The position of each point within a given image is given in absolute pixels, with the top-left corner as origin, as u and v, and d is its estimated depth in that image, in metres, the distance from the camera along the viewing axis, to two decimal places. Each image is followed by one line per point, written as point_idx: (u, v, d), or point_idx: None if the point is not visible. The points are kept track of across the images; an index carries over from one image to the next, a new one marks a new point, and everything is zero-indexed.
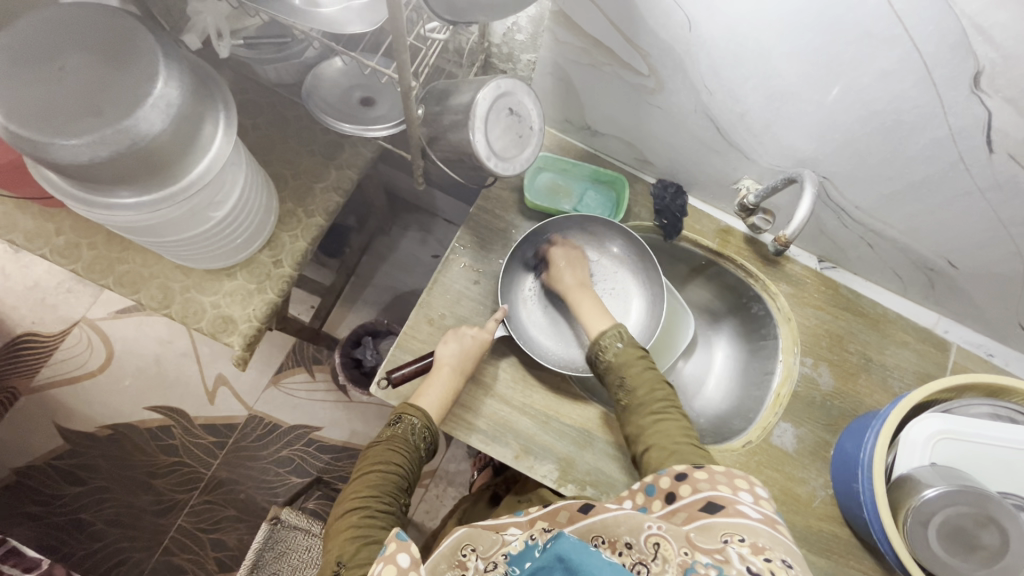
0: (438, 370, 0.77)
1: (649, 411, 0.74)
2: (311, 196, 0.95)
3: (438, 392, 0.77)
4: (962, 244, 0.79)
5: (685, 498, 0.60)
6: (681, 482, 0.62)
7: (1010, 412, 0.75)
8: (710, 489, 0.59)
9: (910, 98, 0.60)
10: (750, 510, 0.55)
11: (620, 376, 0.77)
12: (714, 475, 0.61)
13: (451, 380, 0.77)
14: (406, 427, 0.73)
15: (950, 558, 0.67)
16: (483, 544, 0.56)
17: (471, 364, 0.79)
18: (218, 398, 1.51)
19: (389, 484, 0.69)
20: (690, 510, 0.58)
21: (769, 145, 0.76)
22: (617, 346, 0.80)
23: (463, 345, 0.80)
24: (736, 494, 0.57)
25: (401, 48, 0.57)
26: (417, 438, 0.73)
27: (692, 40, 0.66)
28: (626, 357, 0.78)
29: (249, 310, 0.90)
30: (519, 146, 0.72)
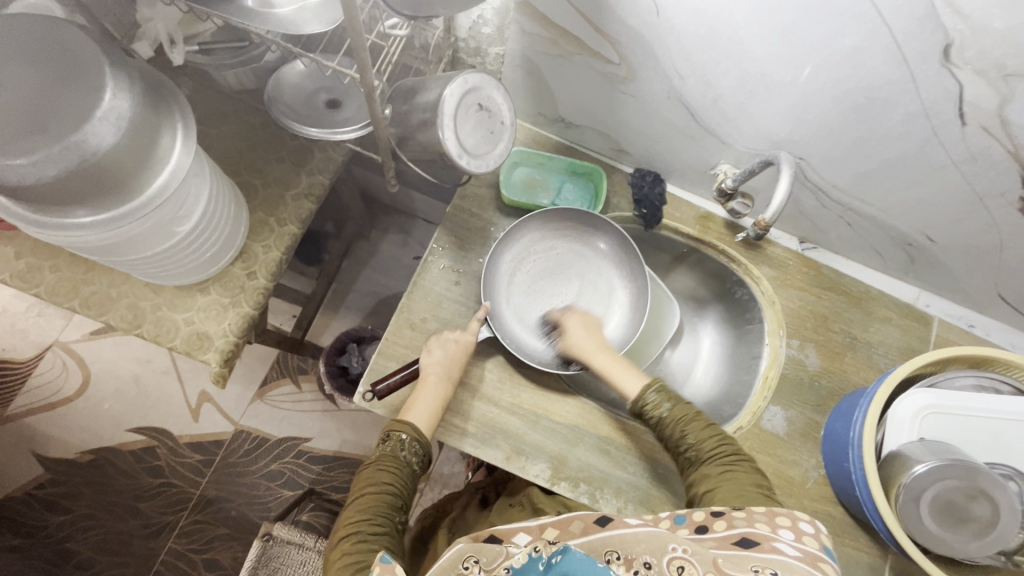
0: (425, 382, 0.76)
1: (714, 464, 0.69)
2: (282, 204, 0.92)
3: (426, 405, 0.75)
4: (940, 218, 0.79)
5: (717, 531, 0.57)
6: (715, 518, 0.59)
7: (994, 382, 0.75)
8: (748, 526, 0.57)
9: (881, 74, 0.60)
10: (789, 548, 0.53)
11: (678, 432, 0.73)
12: (754, 514, 0.59)
13: (440, 391, 0.76)
14: (395, 445, 0.71)
15: (943, 534, 0.67)
16: (486, 555, 0.53)
17: (458, 370, 0.78)
18: (202, 415, 1.48)
19: (381, 504, 0.66)
20: (723, 542, 0.56)
21: (744, 129, 0.76)
22: (662, 401, 0.75)
23: (449, 354, 0.79)
24: (775, 532, 0.56)
25: (361, 46, 0.54)
26: (408, 453, 0.71)
27: (661, 26, 0.64)
28: (680, 412, 0.74)
29: (224, 326, 0.87)
30: (492, 141, 0.70)
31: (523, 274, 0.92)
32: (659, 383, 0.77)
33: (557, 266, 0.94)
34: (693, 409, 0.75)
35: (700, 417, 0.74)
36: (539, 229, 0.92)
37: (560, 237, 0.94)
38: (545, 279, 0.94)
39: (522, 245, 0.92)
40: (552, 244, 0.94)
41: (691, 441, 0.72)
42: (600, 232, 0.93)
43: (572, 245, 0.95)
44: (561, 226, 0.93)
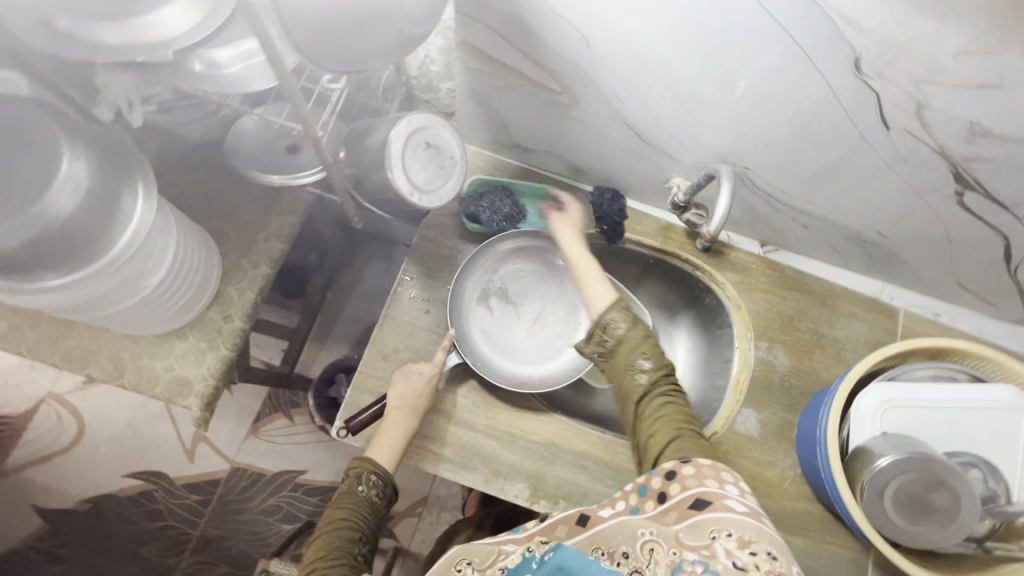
0: (388, 416, 0.78)
1: (655, 398, 0.72)
2: (255, 246, 0.95)
3: (392, 437, 0.77)
4: (887, 215, 0.81)
5: (675, 496, 0.59)
6: (670, 482, 0.60)
7: (952, 372, 0.77)
8: (699, 485, 0.58)
9: (802, 87, 0.62)
10: (738, 505, 0.55)
11: (632, 354, 0.74)
12: (702, 469, 0.60)
13: (405, 421, 0.78)
14: (350, 482, 0.74)
15: (907, 525, 0.69)
16: (478, 556, 0.61)
17: (425, 399, 0.81)
18: (197, 455, 1.49)
19: (340, 539, 0.68)
20: (681, 510, 0.57)
21: (688, 143, 0.78)
22: (625, 325, 0.76)
23: (413, 384, 0.81)
24: (724, 489, 0.57)
25: (299, 102, 0.57)
26: (366, 486, 0.74)
27: (591, 56, 0.67)
28: (638, 333, 0.75)
29: (203, 369, 0.90)
30: (443, 176, 0.72)
31: (488, 295, 0.95)
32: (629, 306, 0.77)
33: (521, 287, 0.98)
34: (651, 335, 0.76)
35: (653, 346, 0.75)
36: (503, 251, 0.95)
37: (524, 258, 0.97)
38: (511, 299, 0.97)
39: (488, 268, 0.95)
40: (516, 265, 0.97)
41: (643, 372, 0.73)
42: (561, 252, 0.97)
43: (533, 267, 0.98)
44: (522, 247, 0.96)
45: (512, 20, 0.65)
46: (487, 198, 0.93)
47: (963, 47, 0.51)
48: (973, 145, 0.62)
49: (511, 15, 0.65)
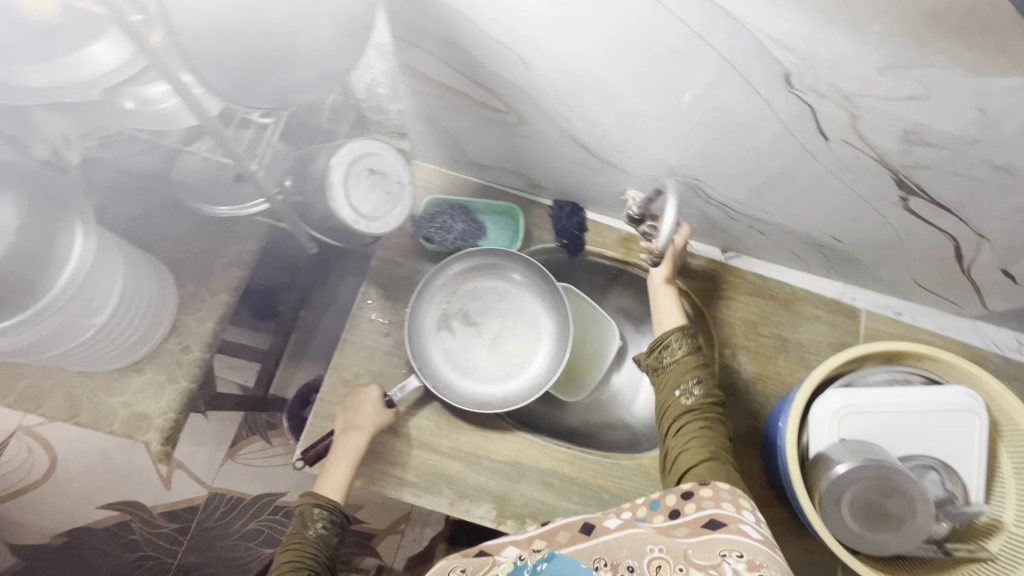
0: (336, 444, 0.79)
1: (696, 419, 0.77)
2: (212, 274, 0.93)
3: (339, 463, 0.77)
4: (838, 220, 0.81)
5: (689, 514, 0.60)
6: (686, 500, 0.62)
7: (906, 375, 0.78)
8: (714, 507, 0.60)
9: (739, 103, 0.62)
10: (753, 531, 0.56)
11: (684, 374, 0.80)
12: (720, 491, 0.61)
13: (351, 444, 0.78)
14: (298, 518, 0.73)
15: (865, 531, 0.69)
16: (472, 564, 0.58)
17: (372, 419, 0.81)
18: (174, 482, 1.47)
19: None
20: (693, 526, 0.58)
21: (638, 158, 0.78)
22: (683, 348, 0.81)
23: (358, 407, 0.82)
24: (739, 513, 0.59)
25: (218, 125, 0.57)
26: (311, 522, 0.73)
27: (531, 77, 0.67)
28: (696, 359, 0.81)
29: (163, 403, 0.88)
30: (390, 202, 0.72)
31: (447, 317, 0.93)
32: (690, 334, 0.82)
33: (480, 305, 0.94)
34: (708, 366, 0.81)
35: (705, 374, 0.80)
36: (457, 271, 0.93)
37: (480, 275, 0.94)
38: (471, 319, 0.94)
39: (443, 290, 0.93)
40: (474, 283, 0.94)
41: (691, 393, 0.78)
42: (516, 266, 0.93)
43: (490, 283, 0.95)
44: (477, 264, 0.93)
45: (449, 44, 0.65)
46: (438, 219, 0.92)
47: (886, 62, 0.52)
48: (910, 153, 0.63)
49: (446, 39, 0.64)
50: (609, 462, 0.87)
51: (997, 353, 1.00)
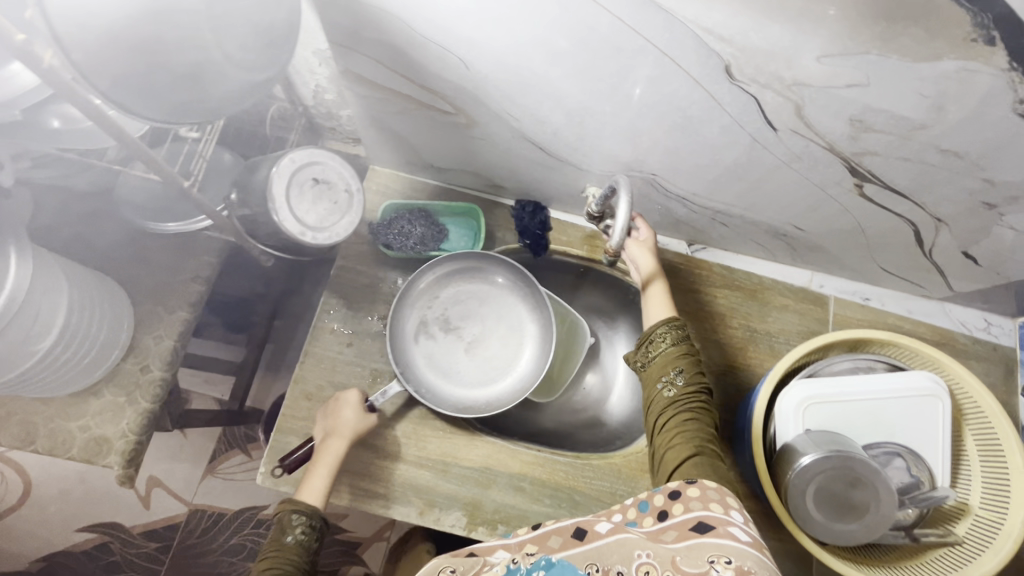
0: (318, 451, 0.77)
1: (681, 411, 0.73)
2: (170, 290, 0.90)
3: (317, 471, 0.76)
4: (798, 209, 0.80)
5: (676, 517, 0.57)
6: (674, 501, 0.58)
7: (870, 362, 0.78)
8: (702, 509, 0.56)
9: (684, 96, 0.61)
10: (743, 533, 0.52)
11: (667, 367, 0.76)
12: (707, 491, 0.57)
13: (329, 452, 0.77)
14: (278, 525, 0.72)
15: (831, 522, 0.68)
16: (462, 564, 0.56)
17: (351, 424, 0.79)
18: (153, 501, 1.44)
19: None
20: (681, 530, 0.55)
21: (592, 154, 0.77)
22: (665, 339, 0.78)
23: (337, 412, 0.80)
24: (728, 515, 0.55)
25: (133, 139, 0.56)
26: (290, 529, 0.71)
27: (474, 77, 0.65)
28: (681, 350, 0.77)
29: (123, 426, 0.85)
30: (338, 212, 0.70)
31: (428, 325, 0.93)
32: (675, 324, 0.79)
33: (462, 309, 0.95)
34: (693, 356, 0.77)
35: (690, 364, 0.76)
36: (435, 278, 0.93)
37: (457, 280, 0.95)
38: (452, 325, 0.95)
39: (424, 295, 0.93)
40: (451, 290, 0.95)
41: (673, 384, 0.75)
42: (492, 268, 0.95)
43: (472, 286, 0.96)
44: (454, 271, 0.94)
45: (386, 47, 0.63)
46: (396, 224, 0.90)
47: (822, 51, 0.51)
48: (859, 140, 0.62)
49: (382, 42, 0.62)
50: (580, 462, 0.86)
51: (965, 333, 1.00)
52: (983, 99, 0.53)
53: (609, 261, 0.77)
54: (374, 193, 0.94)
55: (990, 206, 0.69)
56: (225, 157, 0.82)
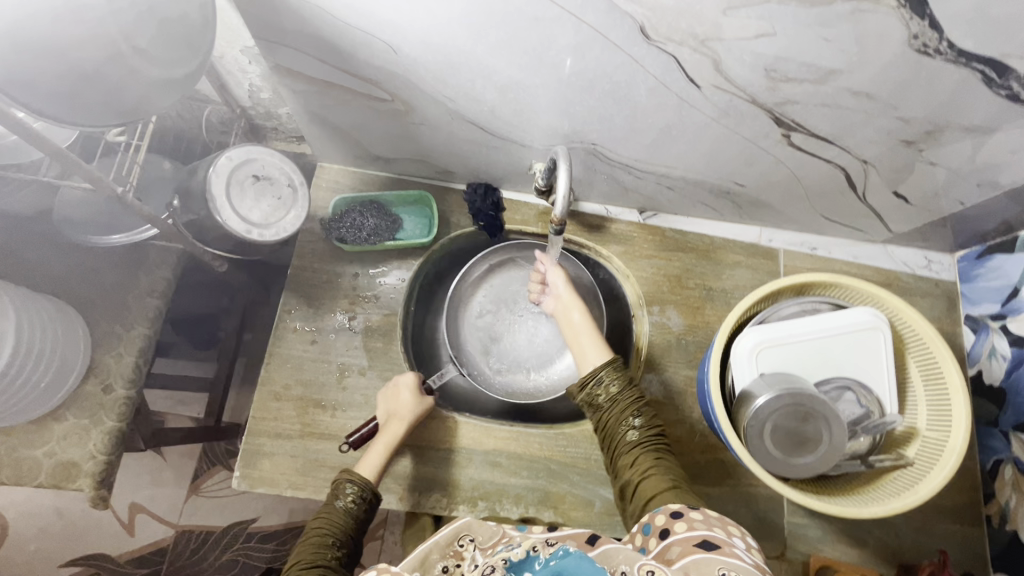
0: (384, 428, 0.80)
1: (648, 452, 0.72)
2: (125, 308, 0.89)
3: (375, 447, 0.78)
4: (735, 165, 0.83)
5: (678, 533, 0.56)
6: (675, 519, 0.58)
7: (814, 304, 0.81)
8: (705, 530, 0.55)
9: (607, 61, 0.63)
10: (746, 556, 0.51)
11: (626, 409, 0.75)
12: (709, 517, 0.57)
13: (391, 431, 0.79)
14: (337, 491, 0.73)
15: (790, 458, 0.72)
16: (482, 534, 0.61)
17: (410, 408, 0.81)
18: (138, 527, 1.41)
19: (312, 543, 0.66)
20: (685, 546, 0.54)
21: (530, 130, 0.78)
22: (616, 384, 0.77)
23: (396, 396, 0.82)
24: (730, 538, 0.53)
25: (64, 151, 0.56)
26: (343, 496, 0.73)
27: (403, 61, 0.66)
28: (633, 391, 0.77)
29: (90, 447, 0.84)
30: (282, 207, 0.74)
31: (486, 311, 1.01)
32: (619, 365, 0.79)
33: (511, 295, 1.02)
34: (644, 396, 0.77)
35: (643, 406, 0.76)
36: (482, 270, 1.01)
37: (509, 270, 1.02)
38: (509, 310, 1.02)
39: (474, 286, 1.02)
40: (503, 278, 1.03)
41: (635, 426, 0.74)
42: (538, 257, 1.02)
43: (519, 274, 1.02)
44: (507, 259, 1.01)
45: (312, 38, 0.63)
46: (348, 218, 0.91)
47: (726, 3, 0.53)
48: (777, 91, 0.65)
49: (307, 33, 0.63)
50: (552, 433, 0.88)
51: (908, 272, 1.05)
52: (879, 38, 0.56)
53: (557, 232, 0.79)
54: (324, 190, 0.95)
55: (909, 143, 0.73)
56: (165, 165, 0.81)
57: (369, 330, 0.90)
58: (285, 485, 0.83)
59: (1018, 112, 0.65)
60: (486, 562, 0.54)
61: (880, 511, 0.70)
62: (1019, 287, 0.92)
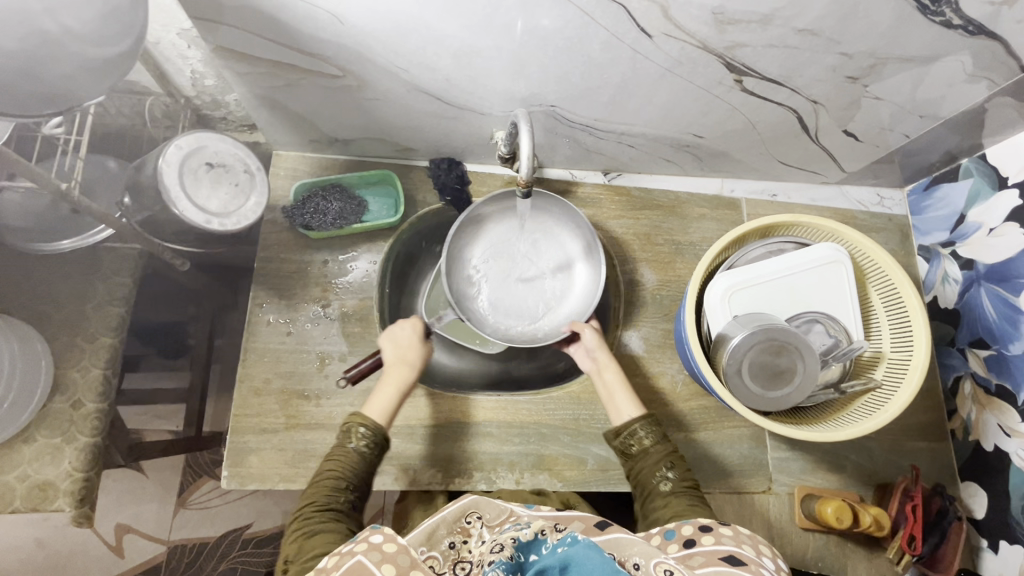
0: (389, 370, 0.79)
1: (683, 500, 0.71)
2: (86, 319, 0.85)
3: (384, 391, 0.77)
4: (692, 116, 0.84)
5: (705, 545, 0.59)
6: (703, 533, 0.61)
7: (779, 244, 0.84)
8: (733, 545, 0.57)
9: (559, 16, 0.63)
10: None
11: (661, 462, 0.75)
12: (740, 534, 0.59)
13: (398, 372, 0.79)
14: (348, 438, 0.73)
15: (767, 392, 0.74)
16: (489, 512, 0.62)
17: (416, 353, 0.82)
18: (127, 548, 1.36)
19: (326, 486, 0.68)
20: (709, 555, 0.57)
21: (488, 96, 0.78)
22: (651, 437, 0.77)
23: (403, 340, 0.82)
24: (759, 558, 0.56)
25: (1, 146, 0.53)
26: (355, 437, 0.73)
27: (351, 31, 0.64)
28: (669, 447, 0.77)
29: (65, 466, 0.80)
30: (242, 193, 0.73)
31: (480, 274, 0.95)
32: (655, 420, 0.79)
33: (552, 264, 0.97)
34: (678, 453, 0.77)
35: (677, 459, 0.76)
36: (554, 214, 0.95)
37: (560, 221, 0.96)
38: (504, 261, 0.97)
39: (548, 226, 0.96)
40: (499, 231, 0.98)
41: (669, 477, 0.73)
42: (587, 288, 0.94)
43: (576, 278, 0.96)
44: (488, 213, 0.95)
45: (252, 13, 0.61)
46: (310, 203, 0.88)
47: None
48: (725, 34, 0.66)
49: (248, 9, 0.60)
50: (540, 398, 0.89)
51: (863, 210, 1.09)
52: None
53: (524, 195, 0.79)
54: (283, 178, 0.92)
55: (853, 79, 0.76)
56: (110, 164, 0.78)
57: (345, 316, 0.88)
58: (276, 478, 0.81)
59: (951, 39, 0.68)
60: (494, 540, 0.57)
61: (855, 431, 0.73)
62: (965, 213, 0.97)
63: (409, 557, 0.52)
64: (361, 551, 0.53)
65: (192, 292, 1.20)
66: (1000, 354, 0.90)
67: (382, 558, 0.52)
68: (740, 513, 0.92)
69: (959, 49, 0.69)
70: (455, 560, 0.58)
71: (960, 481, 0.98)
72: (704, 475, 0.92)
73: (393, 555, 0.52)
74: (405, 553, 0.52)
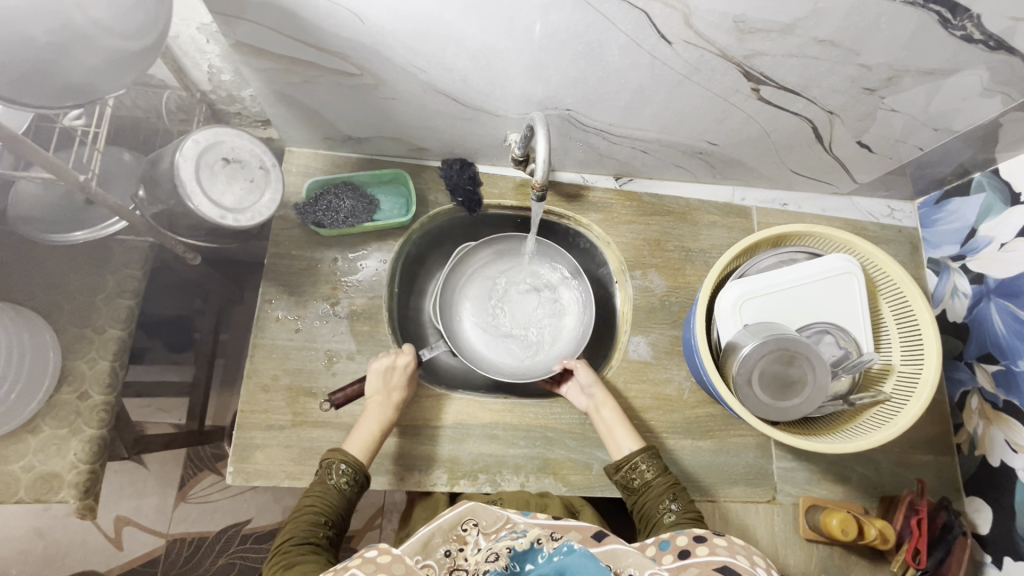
0: (369, 406, 0.79)
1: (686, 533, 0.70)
2: (95, 311, 0.85)
3: (365, 424, 0.78)
4: (707, 123, 0.84)
5: (700, 555, 0.58)
6: (698, 543, 0.60)
7: (791, 254, 0.84)
8: (728, 556, 0.57)
9: (579, 21, 0.63)
10: None
11: (662, 495, 0.75)
12: (735, 544, 0.59)
13: (380, 406, 0.80)
14: (334, 472, 0.73)
15: (777, 402, 0.74)
16: (485, 519, 0.62)
17: (399, 389, 0.81)
18: (126, 540, 1.36)
19: (304, 520, 0.68)
20: (705, 567, 0.57)
21: (505, 98, 0.77)
22: (652, 470, 0.77)
23: (390, 374, 0.82)
24: (754, 568, 0.56)
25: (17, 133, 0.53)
26: (335, 473, 0.73)
27: (371, 30, 0.64)
28: (670, 480, 0.77)
29: (70, 458, 0.80)
30: (255, 191, 0.73)
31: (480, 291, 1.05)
32: (655, 453, 0.79)
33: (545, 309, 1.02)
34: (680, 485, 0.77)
35: (680, 491, 0.76)
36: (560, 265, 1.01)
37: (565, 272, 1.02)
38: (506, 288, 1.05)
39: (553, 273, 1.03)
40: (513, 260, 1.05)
41: (673, 510, 0.73)
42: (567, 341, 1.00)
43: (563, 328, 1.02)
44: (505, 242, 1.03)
45: (273, 10, 0.61)
46: (322, 201, 0.89)
47: None
48: (746, 43, 0.66)
49: (270, 6, 0.60)
50: (546, 402, 0.89)
51: (874, 222, 1.09)
52: None
53: (537, 198, 0.78)
54: (296, 175, 0.92)
55: (870, 91, 0.76)
56: (125, 157, 0.78)
57: (354, 315, 0.88)
58: (281, 476, 0.81)
59: (970, 53, 0.68)
60: (489, 549, 0.56)
61: (865, 443, 0.73)
62: (976, 227, 0.97)
63: (404, 566, 0.52)
64: (356, 566, 0.52)
65: (199, 286, 1.20)
66: (1008, 369, 0.90)
67: (376, 569, 0.51)
68: (744, 523, 0.92)
69: (977, 63, 0.69)
70: (450, 569, 0.57)
71: (965, 496, 0.98)
72: (709, 484, 0.92)
73: (387, 565, 0.51)
74: (400, 563, 0.52)
